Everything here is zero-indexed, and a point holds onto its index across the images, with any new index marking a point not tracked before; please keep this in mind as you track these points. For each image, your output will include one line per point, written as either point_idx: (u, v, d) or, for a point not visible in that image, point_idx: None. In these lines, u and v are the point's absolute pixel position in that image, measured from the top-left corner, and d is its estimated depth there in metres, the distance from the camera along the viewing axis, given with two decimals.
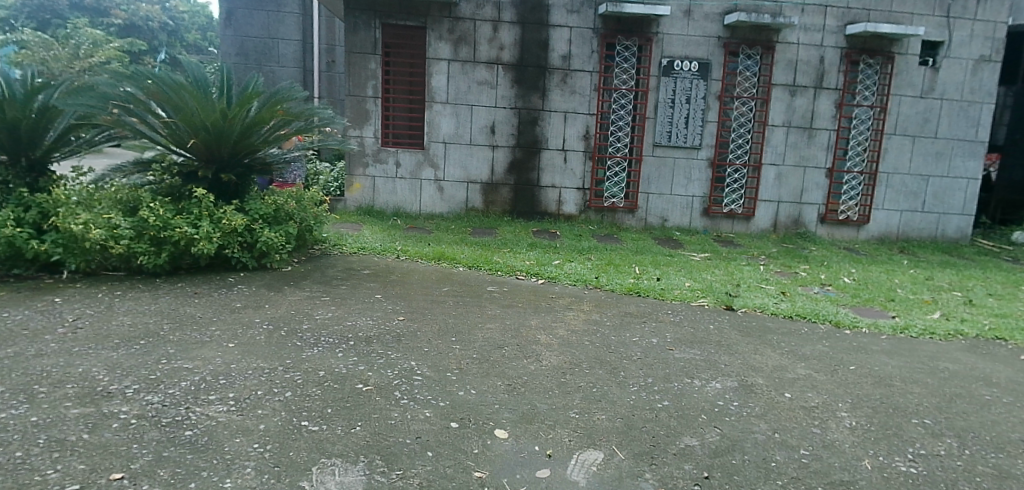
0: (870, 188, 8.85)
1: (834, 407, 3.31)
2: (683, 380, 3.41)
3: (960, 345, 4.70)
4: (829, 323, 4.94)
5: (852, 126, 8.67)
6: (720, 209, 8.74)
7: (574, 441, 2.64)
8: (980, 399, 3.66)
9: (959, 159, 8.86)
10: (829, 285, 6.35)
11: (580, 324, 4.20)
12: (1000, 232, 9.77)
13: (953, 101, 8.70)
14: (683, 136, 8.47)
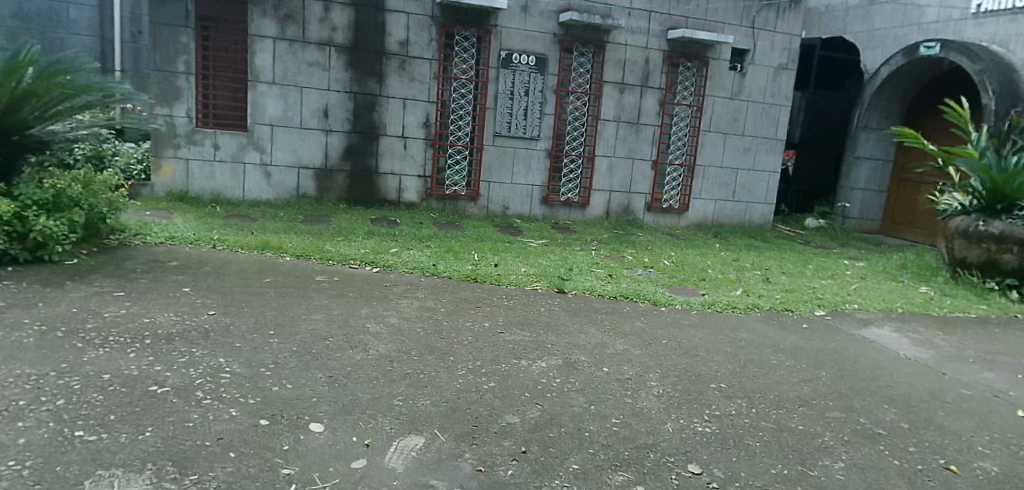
0: (689, 179, 9.66)
1: (646, 378, 3.57)
2: (511, 360, 3.51)
3: (756, 317, 5.29)
4: (648, 301, 5.32)
5: (674, 122, 9.39)
6: (558, 198, 9.07)
7: (394, 428, 2.60)
8: (768, 363, 4.14)
9: (762, 154, 9.95)
10: (651, 267, 6.84)
11: (412, 311, 4.16)
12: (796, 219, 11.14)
13: (757, 103, 9.74)
14: (522, 127, 8.68)
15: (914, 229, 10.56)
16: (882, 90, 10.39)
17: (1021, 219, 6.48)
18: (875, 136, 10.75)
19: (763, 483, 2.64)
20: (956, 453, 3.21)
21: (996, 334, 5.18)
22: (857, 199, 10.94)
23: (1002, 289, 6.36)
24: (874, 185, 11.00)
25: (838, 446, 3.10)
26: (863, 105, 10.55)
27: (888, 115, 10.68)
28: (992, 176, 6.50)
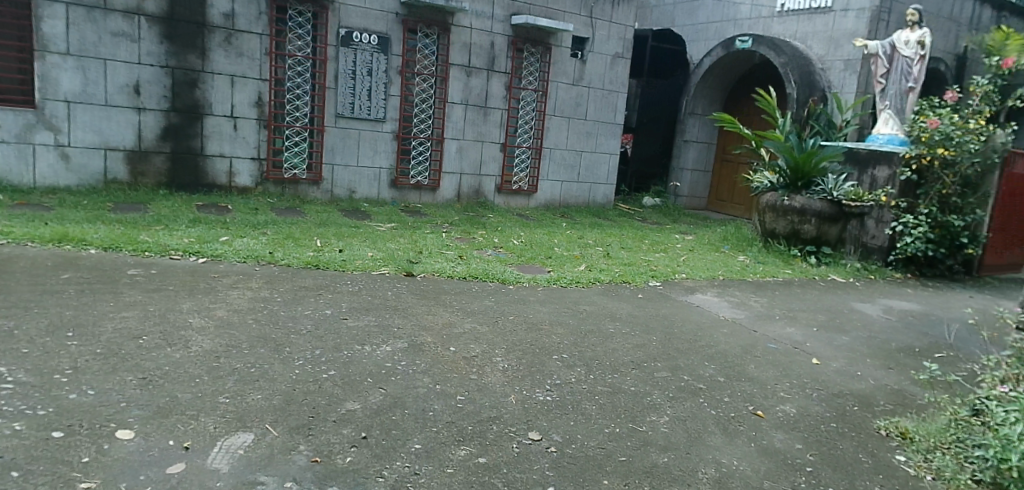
0: (537, 162, 9.91)
1: (491, 354, 3.62)
2: (353, 347, 3.39)
3: (598, 290, 5.56)
4: (497, 280, 5.39)
5: (520, 107, 9.59)
6: (407, 181, 8.92)
7: (218, 428, 2.41)
8: (607, 331, 4.38)
9: (604, 138, 10.46)
10: (500, 247, 6.94)
11: (244, 303, 3.88)
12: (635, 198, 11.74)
13: (597, 89, 10.21)
14: (367, 109, 8.40)
15: (735, 204, 11.66)
16: (705, 79, 11.35)
17: (817, 193, 7.29)
18: (700, 121, 11.73)
19: (597, 443, 2.80)
20: (762, 399, 3.61)
21: (796, 293, 5.88)
22: (686, 178, 11.92)
23: (804, 255, 7.22)
24: (701, 165, 12.01)
25: (665, 402, 3.36)
26: (690, 93, 11.48)
27: (711, 101, 11.66)
28: (794, 155, 7.27)
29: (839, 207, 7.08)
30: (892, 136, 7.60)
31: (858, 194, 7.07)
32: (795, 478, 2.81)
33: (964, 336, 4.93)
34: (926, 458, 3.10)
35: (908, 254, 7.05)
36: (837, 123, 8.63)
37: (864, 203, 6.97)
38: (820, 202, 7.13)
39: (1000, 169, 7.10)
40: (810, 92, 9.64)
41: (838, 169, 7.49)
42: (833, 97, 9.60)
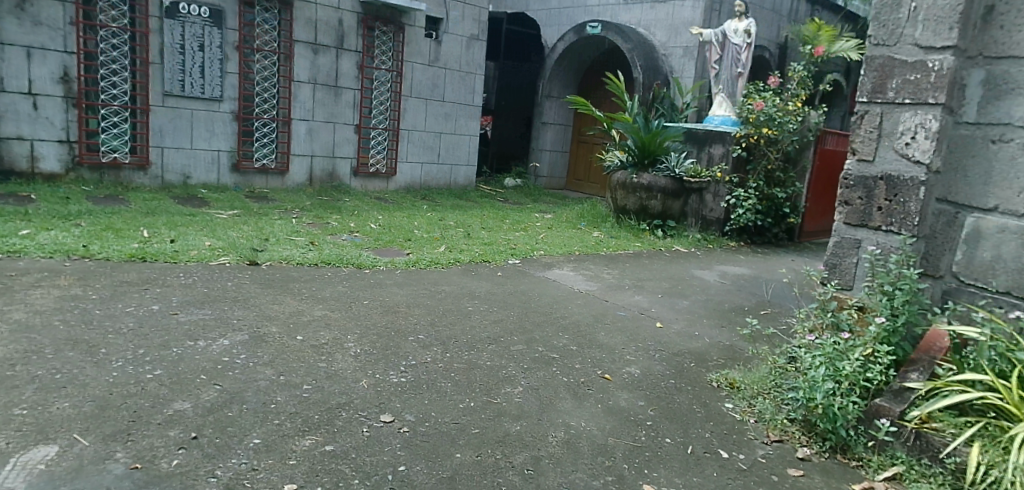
0: (394, 143, 9.67)
1: (342, 340, 3.50)
2: (184, 343, 3.13)
3: (456, 270, 5.55)
4: (351, 265, 5.21)
5: (374, 87, 9.29)
6: (251, 164, 8.37)
7: (10, 444, 2.12)
8: (464, 310, 4.39)
9: (463, 119, 10.43)
10: (356, 231, 6.72)
11: (49, 303, 3.44)
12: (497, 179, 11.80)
13: (454, 71, 10.14)
14: (200, 87, 7.75)
15: (591, 183, 12.12)
16: (560, 63, 11.57)
17: (663, 171, 7.76)
18: (556, 103, 11.99)
19: (451, 418, 2.80)
20: (611, 363, 3.79)
21: (644, 264, 6.21)
22: (545, 158, 12.19)
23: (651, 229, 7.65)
24: (559, 145, 12.33)
25: (520, 374, 3.43)
26: (546, 76, 11.68)
27: (566, 84, 11.99)
28: (640, 136, 7.70)
29: (681, 183, 7.68)
30: (726, 118, 8.04)
31: (697, 172, 7.70)
32: (637, 434, 2.99)
33: (785, 295, 5.48)
34: (750, 404, 3.40)
35: (741, 224, 7.57)
36: (679, 105, 9.14)
37: (701, 179, 7.64)
38: (664, 179, 7.59)
39: (815, 145, 7.89)
40: (654, 76, 10.24)
41: (680, 147, 8.04)
42: (674, 82, 10.22)
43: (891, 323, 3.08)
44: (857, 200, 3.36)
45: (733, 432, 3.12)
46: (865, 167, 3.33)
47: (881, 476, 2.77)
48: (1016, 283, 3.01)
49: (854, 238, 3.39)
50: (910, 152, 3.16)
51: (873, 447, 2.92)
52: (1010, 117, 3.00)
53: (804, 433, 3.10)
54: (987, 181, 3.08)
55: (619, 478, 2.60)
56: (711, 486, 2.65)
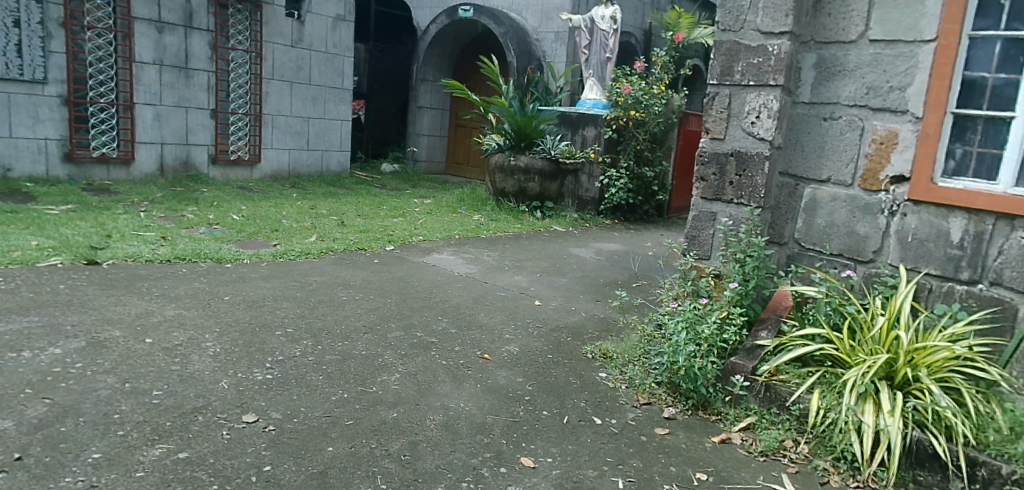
0: (257, 129, 9.12)
1: (200, 340, 3.25)
2: (5, 356, 2.78)
3: (329, 259, 5.33)
4: (209, 260, 4.86)
5: (231, 69, 8.71)
6: (87, 153, 7.58)
7: None
8: (337, 300, 4.23)
9: (332, 103, 10.02)
10: (215, 224, 6.27)
11: None
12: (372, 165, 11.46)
13: (319, 52, 9.69)
14: (19, 68, 6.88)
15: (470, 167, 12.03)
16: (432, 46, 11.37)
17: (539, 153, 7.83)
18: (431, 87, 11.72)
19: (323, 412, 2.69)
20: (490, 343, 3.80)
21: (522, 244, 6.26)
22: (423, 144, 11.87)
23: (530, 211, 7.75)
24: (436, 130, 12.05)
25: (396, 361, 3.36)
26: (419, 59, 11.40)
27: (441, 67, 11.74)
28: (516, 119, 7.69)
29: (557, 164, 7.75)
30: (597, 101, 8.36)
31: (572, 153, 7.80)
32: (514, 409, 3.02)
33: (655, 267, 5.73)
34: (621, 371, 3.54)
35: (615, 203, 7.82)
36: (553, 89, 9.24)
37: (577, 160, 7.74)
38: (541, 160, 7.67)
39: (678, 127, 8.22)
40: (527, 60, 10.30)
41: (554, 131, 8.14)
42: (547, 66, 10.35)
43: (743, 287, 3.31)
44: (711, 176, 3.57)
45: (606, 399, 3.24)
46: (717, 145, 3.54)
47: (737, 427, 3.00)
48: (847, 246, 3.28)
49: (710, 212, 3.60)
50: (755, 131, 3.38)
51: (730, 402, 3.14)
52: (838, 97, 3.27)
53: (669, 394, 3.27)
54: (821, 155, 3.34)
55: (497, 454, 2.62)
56: (585, 452, 2.73)
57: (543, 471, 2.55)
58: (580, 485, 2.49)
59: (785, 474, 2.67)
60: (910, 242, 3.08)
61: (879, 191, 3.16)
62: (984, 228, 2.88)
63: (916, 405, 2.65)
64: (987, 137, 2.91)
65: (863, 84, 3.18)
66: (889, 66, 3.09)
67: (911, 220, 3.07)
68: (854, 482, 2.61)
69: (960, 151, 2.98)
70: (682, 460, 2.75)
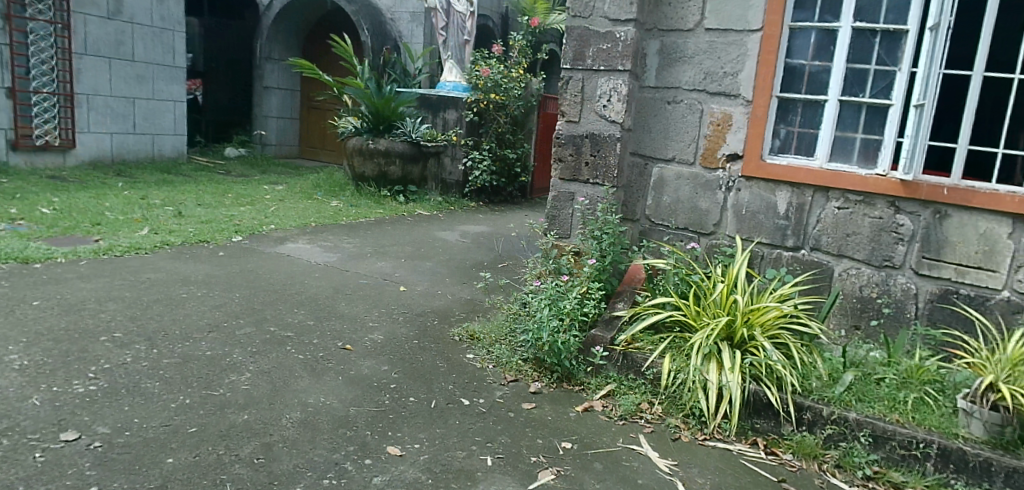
0: (68, 110, 8.14)
1: (2, 354, 2.91)
2: None
3: (165, 254, 4.90)
4: (14, 261, 4.29)
5: (30, 42, 7.66)
6: None
7: None
8: (176, 298, 3.90)
9: (162, 83, 9.18)
10: (20, 219, 5.53)
11: None
12: (213, 149, 10.68)
13: (143, 26, 8.81)
14: None
15: (327, 150, 11.50)
16: (278, 23, 10.68)
17: (399, 135, 7.57)
18: (278, 67, 11.03)
19: (161, 422, 2.55)
20: (352, 333, 3.70)
21: (384, 229, 6.11)
22: (272, 126, 11.17)
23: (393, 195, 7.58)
24: (287, 112, 11.40)
25: (246, 359, 3.18)
26: (263, 37, 10.66)
27: (288, 46, 11.08)
28: (373, 101, 7.45)
29: (419, 147, 7.57)
30: (457, 83, 8.21)
31: (433, 135, 7.68)
32: (379, 398, 2.98)
33: (520, 247, 5.83)
34: (488, 351, 3.59)
35: (479, 186, 7.84)
36: (411, 71, 9.04)
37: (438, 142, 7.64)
38: (402, 143, 7.44)
39: (538, 110, 8.38)
40: (383, 41, 10.03)
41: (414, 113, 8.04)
42: (404, 47, 10.12)
43: (601, 263, 3.47)
44: (568, 157, 3.68)
45: (473, 380, 3.27)
46: (573, 127, 3.65)
47: (598, 395, 3.15)
48: (691, 220, 3.53)
49: (568, 192, 3.72)
50: (607, 113, 3.52)
51: (592, 372, 3.29)
52: (680, 82, 3.48)
53: (535, 369, 3.37)
54: (665, 136, 3.55)
55: (362, 447, 2.59)
56: (454, 434, 2.76)
57: (410, 458, 2.56)
58: (449, 467, 2.53)
59: (642, 435, 2.86)
60: (745, 214, 3.38)
61: (717, 169, 3.42)
62: (805, 200, 3.22)
63: (752, 361, 2.91)
64: (805, 118, 3.24)
65: (701, 70, 3.41)
66: (723, 53, 3.34)
67: (745, 194, 3.36)
68: (702, 436, 2.86)
69: (785, 131, 3.30)
70: (548, 432, 2.85)
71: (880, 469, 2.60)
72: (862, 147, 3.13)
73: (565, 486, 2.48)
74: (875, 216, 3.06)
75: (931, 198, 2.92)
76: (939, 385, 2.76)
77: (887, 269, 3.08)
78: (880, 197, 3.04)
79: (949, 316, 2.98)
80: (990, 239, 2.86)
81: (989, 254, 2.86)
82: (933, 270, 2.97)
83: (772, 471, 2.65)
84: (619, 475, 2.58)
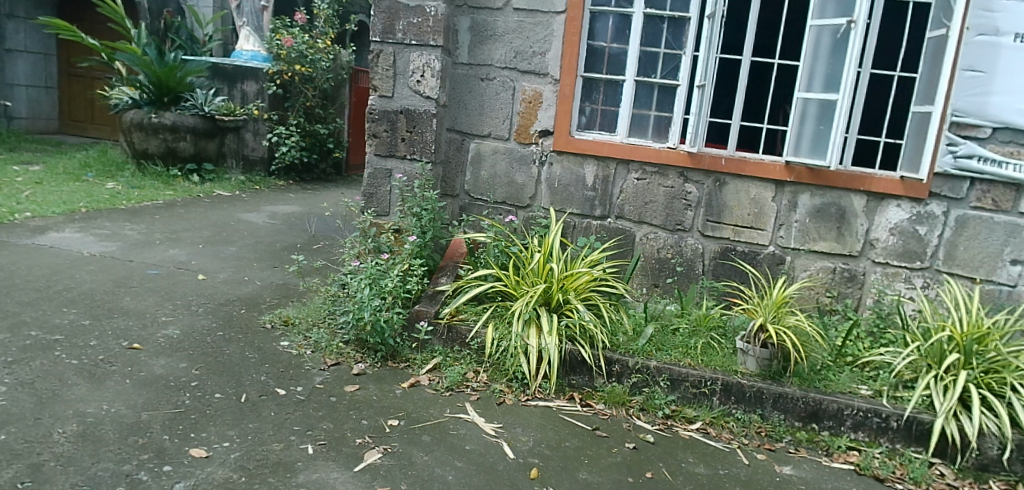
0: None
1: None
2: None
3: None
4: None
5: None
6: None
7: None
8: None
9: None
10: None
11: None
12: None
13: None
14: None
15: (97, 126, 9.92)
16: None
17: (189, 109, 6.81)
18: (25, 27, 9.39)
19: None
20: (140, 330, 3.33)
21: (177, 213, 5.49)
22: (20, 96, 9.45)
23: (185, 175, 6.81)
24: (39, 80, 9.70)
25: (1, 371, 2.77)
26: None
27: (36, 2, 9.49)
28: (153, 70, 6.58)
29: (213, 122, 6.83)
30: (256, 52, 7.59)
31: (230, 109, 6.95)
32: (177, 399, 2.77)
33: (334, 227, 5.59)
34: (305, 337, 3.44)
35: (288, 163, 7.36)
36: (199, 37, 8.23)
37: (237, 117, 6.94)
38: (192, 118, 6.64)
39: (349, 84, 8.07)
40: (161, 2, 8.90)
41: (206, 84, 7.29)
42: (189, 11, 9.00)
43: (422, 240, 3.47)
44: (383, 133, 3.61)
45: (290, 368, 3.13)
46: (386, 102, 3.58)
47: (425, 370, 3.18)
48: (508, 195, 3.69)
49: (385, 168, 3.66)
50: (421, 89, 3.51)
51: (416, 347, 3.30)
52: (491, 59, 3.58)
53: (357, 350, 3.30)
54: (480, 112, 3.64)
55: (159, 453, 2.41)
56: (268, 427, 2.65)
57: (219, 458, 2.43)
58: (265, 461, 2.44)
59: (468, 404, 2.95)
60: (557, 187, 3.60)
61: (530, 144, 3.60)
62: (609, 172, 3.52)
63: (568, 323, 3.12)
64: (607, 96, 3.52)
65: (511, 48, 3.54)
66: (531, 33, 3.50)
67: (556, 168, 3.58)
68: (525, 397, 3.03)
69: (589, 108, 3.56)
70: (373, 411, 2.83)
71: (677, 408, 2.96)
72: (655, 123, 3.49)
73: (392, 463, 2.50)
74: (668, 185, 3.45)
75: (712, 168, 3.35)
76: (722, 330, 3.21)
77: (680, 232, 3.49)
78: (671, 168, 3.43)
79: (729, 270, 3.46)
80: (758, 202, 3.35)
81: (759, 215, 3.36)
82: (715, 231, 3.43)
83: (587, 421, 2.90)
84: (448, 444, 2.65)
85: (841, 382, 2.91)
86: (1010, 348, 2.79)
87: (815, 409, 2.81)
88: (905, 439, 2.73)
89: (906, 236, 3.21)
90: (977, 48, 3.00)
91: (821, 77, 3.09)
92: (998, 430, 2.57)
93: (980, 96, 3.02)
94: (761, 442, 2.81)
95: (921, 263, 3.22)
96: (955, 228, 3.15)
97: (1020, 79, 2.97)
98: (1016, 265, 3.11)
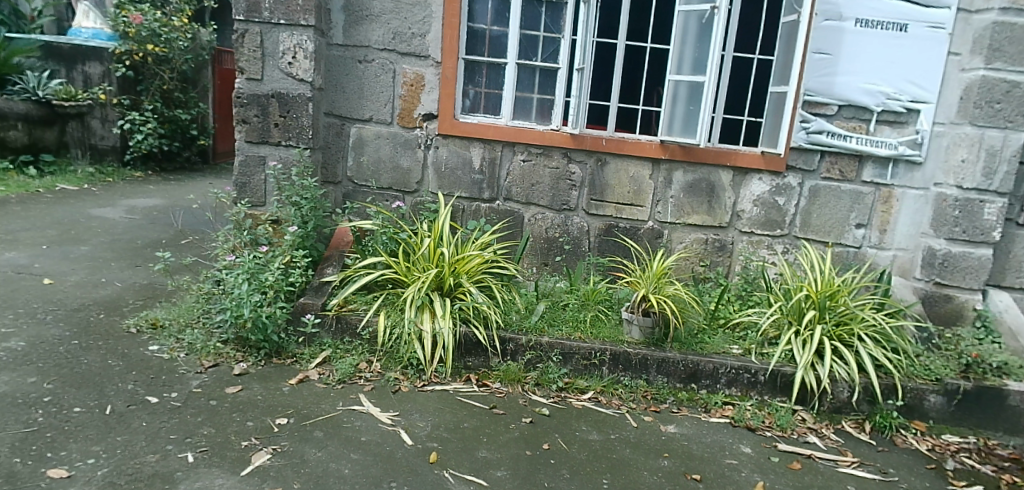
0: None
1: None
2: None
3: None
4: None
5: None
6: None
7: None
8: None
9: None
10: None
11: None
12: None
13: None
14: None
15: None
16: None
17: (15, 94, 6.04)
18: None
19: None
20: None
21: (11, 210, 4.86)
22: None
23: (19, 167, 5.94)
24: None
25: None
26: None
27: None
28: None
29: (50, 108, 6.14)
30: (98, 30, 6.74)
31: (69, 92, 6.28)
32: (27, 417, 2.49)
33: (203, 221, 5.19)
34: (177, 340, 3.18)
35: (144, 151, 6.72)
36: (25, 12, 7.31)
37: (80, 102, 6.30)
38: (23, 103, 5.88)
39: (211, 65, 7.47)
40: None
41: (37, 65, 6.50)
42: None
43: (304, 230, 3.32)
44: (254, 118, 3.40)
45: (161, 374, 2.90)
46: (255, 86, 3.37)
47: (313, 364, 3.08)
48: (394, 180, 3.63)
49: (258, 156, 3.45)
50: (294, 71, 3.33)
51: (303, 342, 3.18)
52: (369, 41, 3.47)
53: (237, 350, 3.11)
54: (360, 95, 3.54)
55: (8, 479, 2.17)
56: (141, 438, 2.45)
57: (83, 477, 2.23)
58: (138, 475, 2.26)
59: (363, 395, 2.89)
60: (444, 171, 3.59)
61: (414, 128, 3.56)
62: (495, 155, 3.55)
63: (461, 305, 3.13)
64: (490, 79, 3.54)
65: (389, 29, 3.45)
66: (408, 14, 3.42)
67: (442, 152, 3.57)
68: (421, 383, 3.01)
69: (473, 92, 3.56)
70: (260, 412, 2.70)
71: (569, 380, 3.08)
72: (538, 106, 3.56)
73: (283, 463, 2.41)
74: (553, 166, 3.54)
75: (593, 148, 3.48)
76: (609, 302, 3.37)
77: (566, 211, 3.60)
78: (555, 149, 3.52)
79: (613, 245, 3.63)
80: (636, 180, 3.53)
81: (638, 193, 3.55)
82: (599, 209, 3.58)
83: (483, 400, 2.94)
84: (342, 438, 2.59)
85: (715, 343, 3.16)
86: (856, 302, 3.15)
87: (694, 371, 3.03)
88: (772, 390, 3.02)
89: (767, 206, 3.52)
90: (824, 33, 3.31)
91: (690, 60, 3.29)
92: (848, 376, 2.92)
93: (827, 77, 3.35)
94: (647, 405, 3.00)
95: (781, 231, 3.55)
96: (808, 198, 3.50)
97: (861, 61, 3.32)
98: (860, 228, 3.51)
